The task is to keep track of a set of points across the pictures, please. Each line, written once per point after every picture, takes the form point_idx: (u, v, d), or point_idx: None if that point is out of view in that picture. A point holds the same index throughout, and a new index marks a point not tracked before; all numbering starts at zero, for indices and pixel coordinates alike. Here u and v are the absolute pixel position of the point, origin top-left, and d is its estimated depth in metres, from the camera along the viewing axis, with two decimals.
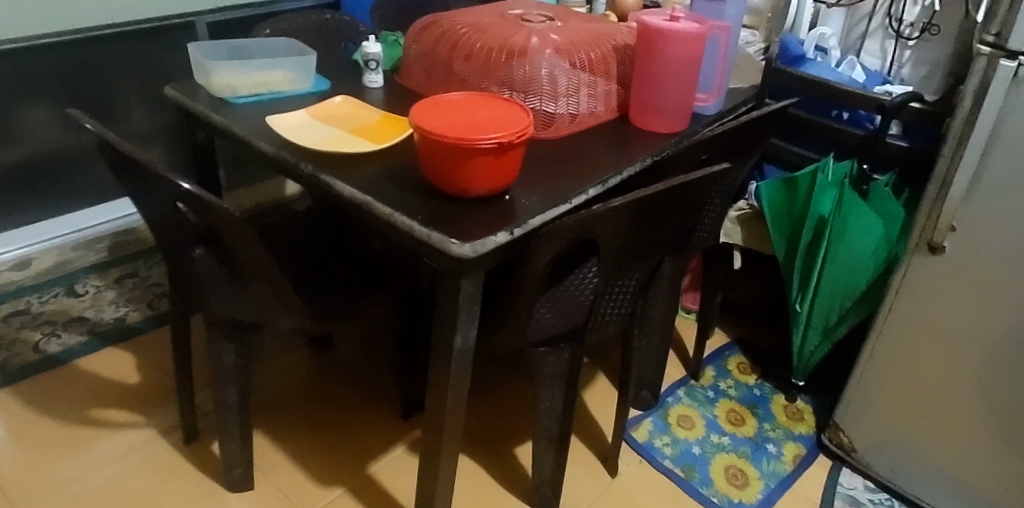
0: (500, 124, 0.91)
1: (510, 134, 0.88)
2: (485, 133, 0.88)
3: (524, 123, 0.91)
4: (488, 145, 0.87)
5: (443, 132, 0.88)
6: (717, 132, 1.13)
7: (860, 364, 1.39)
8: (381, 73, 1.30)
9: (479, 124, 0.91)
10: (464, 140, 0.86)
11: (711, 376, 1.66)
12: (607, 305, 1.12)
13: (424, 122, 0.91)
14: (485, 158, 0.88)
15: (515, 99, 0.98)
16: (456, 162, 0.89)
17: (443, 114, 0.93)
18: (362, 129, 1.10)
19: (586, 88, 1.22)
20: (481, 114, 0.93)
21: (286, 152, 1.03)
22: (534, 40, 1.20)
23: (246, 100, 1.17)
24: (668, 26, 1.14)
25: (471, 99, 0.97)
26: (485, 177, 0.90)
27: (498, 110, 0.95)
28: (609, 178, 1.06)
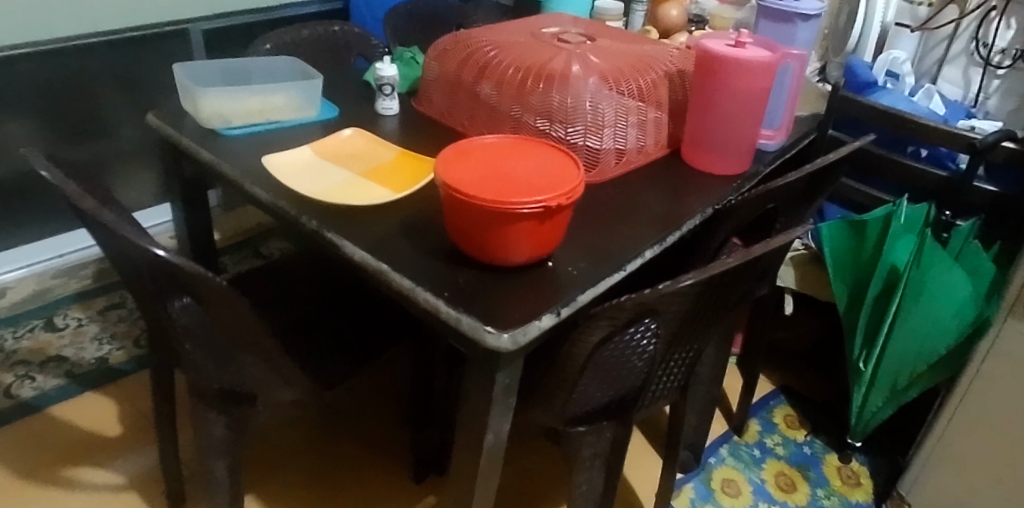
0: (545, 180, 0.74)
1: (559, 196, 0.71)
2: (529, 194, 0.72)
3: (573, 180, 0.75)
4: (531, 210, 0.70)
5: (476, 191, 0.72)
6: (790, 178, 0.97)
7: (933, 434, 1.22)
8: (396, 99, 1.13)
9: (520, 181, 0.74)
10: (503, 204, 0.70)
11: (756, 432, 1.49)
12: (659, 380, 0.95)
13: (453, 176, 0.74)
14: (526, 224, 0.72)
15: (561, 145, 0.82)
16: (491, 228, 0.72)
17: (475, 165, 0.77)
18: (376, 172, 0.94)
19: (634, 120, 1.06)
20: (521, 166, 0.77)
21: (286, 200, 0.86)
22: (574, 65, 1.04)
23: (240, 131, 1.02)
24: (734, 54, 0.97)
25: (508, 145, 0.81)
26: (525, 245, 0.74)
27: (540, 159, 0.79)
28: (667, 236, 0.89)
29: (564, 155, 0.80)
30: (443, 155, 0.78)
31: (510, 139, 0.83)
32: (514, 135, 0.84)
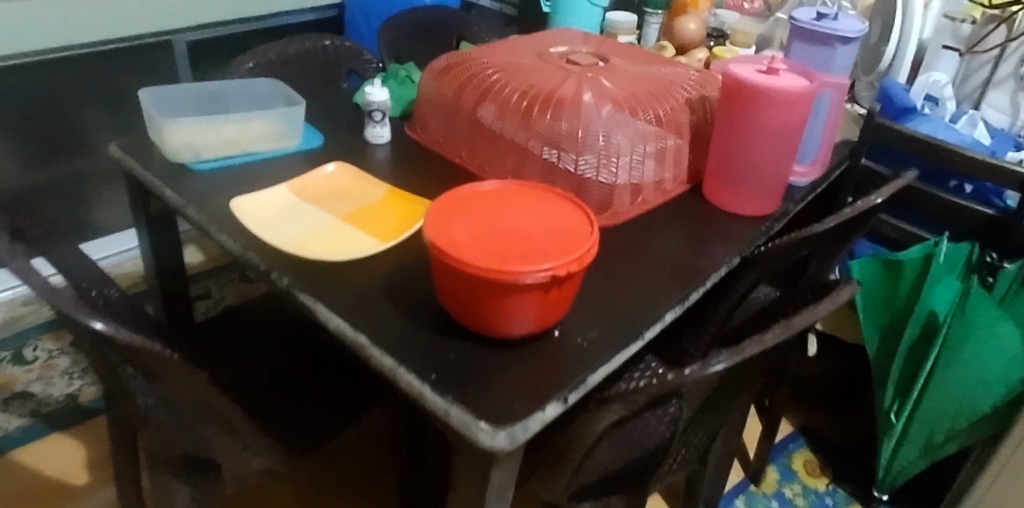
0: (553, 241, 0.63)
1: (570, 262, 0.60)
2: (535, 259, 0.61)
3: (587, 241, 0.64)
4: (536, 280, 0.59)
5: (472, 255, 0.61)
6: (827, 224, 0.85)
7: (972, 496, 1.11)
8: (387, 125, 1.02)
9: (524, 241, 0.63)
10: (504, 272, 0.59)
11: (774, 479, 1.37)
12: (677, 452, 0.84)
13: (445, 233, 0.63)
14: (530, 295, 0.61)
15: (572, 195, 0.71)
16: (488, 297, 0.61)
17: (470, 220, 0.66)
18: (361, 216, 0.83)
19: (652, 151, 0.95)
20: (526, 221, 0.66)
21: (256, 251, 0.75)
22: (586, 92, 0.93)
23: (213, 165, 0.91)
24: (766, 82, 0.86)
25: (509, 195, 0.70)
26: (528, 316, 0.63)
27: (548, 212, 0.68)
28: (691, 293, 0.78)
29: (576, 207, 0.69)
30: (434, 205, 0.67)
31: (514, 186, 0.72)
32: (518, 180, 0.73)
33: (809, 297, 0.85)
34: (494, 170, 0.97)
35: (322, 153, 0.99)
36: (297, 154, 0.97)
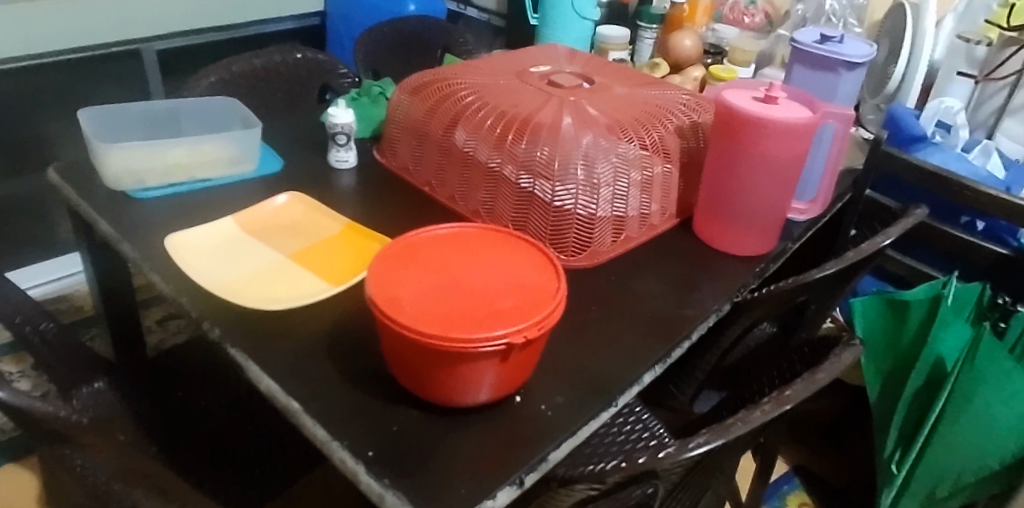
0: (511, 301, 0.56)
1: (528, 327, 0.53)
2: (488, 323, 0.53)
3: (550, 300, 0.56)
4: (487, 347, 0.52)
5: (417, 317, 0.53)
6: (826, 270, 0.77)
7: None
8: (353, 149, 0.95)
9: (479, 300, 0.56)
10: (450, 340, 0.51)
11: None
12: None
13: (390, 288, 0.56)
14: (481, 363, 0.53)
15: (540, 243, 0.63)
16: (434, 365, 0.54)
17: (420, 273, 0.58)
18: (311, 257, 0.75)
19: (639, 181, 0.86)
20: (485, 274, 0.59)
21: (190, 298, 0.68)
22: (566, 119, 0.85)
23: (158, 194, 0.84)
24: (762, 113, 0.78)
25: (467, 242, 0.63)
26: (481, 386, 0.56)
27: (511, 263, 0.60)
28: (674, 349, 0.71)
29: (544, 257, 0.62)
30: (382, 253, 0.60)
31: (477, 231, 0.65)
32: (482, 223, 0.66)
33: (805, 349, 0.78)
34: (466, 201, 0.89)
35: (281, 178, 0.91)
36: (251, 181, 0.90)
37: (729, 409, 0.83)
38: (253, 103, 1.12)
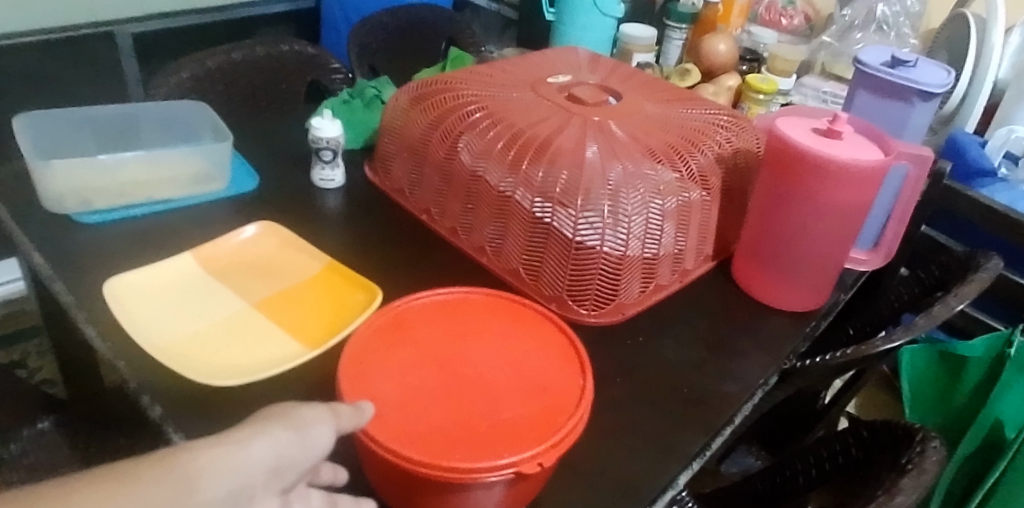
0: (523, 410, 0.45)
1: (543, 450, 0.41)
2: (492, 444, 0.42)
3: (572, 411, 0.45)
4: (489, 479, 0.40)
5: (399, 434, 0.42)
6: (890, 343, 0.65)
7: None
8: (340, 167, 0.82)
9: (481, 407, 0.45)
10: (441, 470, 0.39)
11: None
12: None
13: (367, 386, 0.45)
14: (482, 495, 0.41)
15: (561, 325, 0.52)
16: (420, 494, 0.42)
17: (413, 365, 0.47)
18: (282, 308, 0.63)
19: (674, 219, 0.73)
20: (488, 369, 0.48)
21: (132, 362, 0.56)
22: (590, 145, 0.72)
23: (108, 218, 0.72)
24: (824, 152, 0.66)
25: (472, 322, 0.52)
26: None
27: (521, 354, 0.50)
28: (712, 442, 0.59)
29: (562, 344, 0.51)
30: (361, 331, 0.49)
31: (480, 306, 0.54)
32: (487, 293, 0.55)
33: (863, 432, 0.66)
34: (469, 235, 0.77)
35: (254, 200, 0.78)
36: (220, 202, 0.77)
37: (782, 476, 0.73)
38: (231, 101, 0.99)
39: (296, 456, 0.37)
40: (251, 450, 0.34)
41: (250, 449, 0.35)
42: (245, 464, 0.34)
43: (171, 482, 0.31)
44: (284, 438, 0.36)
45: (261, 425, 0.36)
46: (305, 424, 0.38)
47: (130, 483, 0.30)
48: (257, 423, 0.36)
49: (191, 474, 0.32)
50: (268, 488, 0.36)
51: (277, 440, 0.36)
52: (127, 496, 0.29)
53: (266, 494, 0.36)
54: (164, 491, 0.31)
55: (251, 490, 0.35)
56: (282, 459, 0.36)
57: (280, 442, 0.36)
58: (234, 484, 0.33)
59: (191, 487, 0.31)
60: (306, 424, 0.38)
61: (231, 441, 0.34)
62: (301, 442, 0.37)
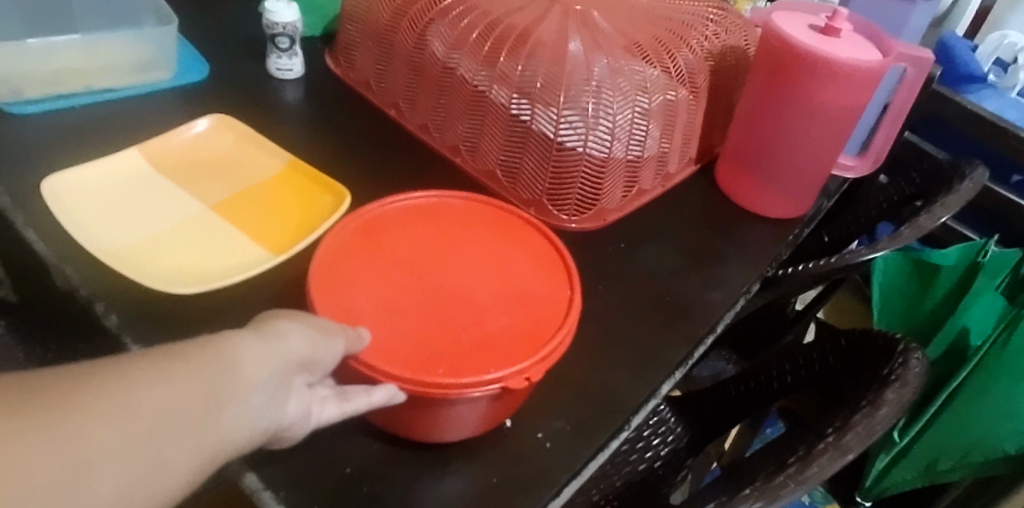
0: (507, 323, 0.45)
1: (529, 365, 0.42)
2: (477, 360, 0.42)
3: (557, 326, 0.45)
4: (473, 394, 0.40)
5: (380, 349, 0.42)
6: (875, 252, 0.64)
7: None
8: (299, 55, 0.75)
9: (464, 321, 0.45)
10: (425, 386, 0.39)
11: None
12: (659, 472, 0.73)
13: (343, 297, 0.44)
14: (466, 410, 0.42)
15: (548, 235, 0.52)
16: (400, 409, 0.42)
17: (395, 279, 0.47)
18: (240, 209, 0.58)
19: (661, 120, 0.69)
20: (470, 281, 0.48)
21: (79, 269, 0.52)
22: (573, 38, 0.66)
23: (39, 106, 0.65)
24: (823, 50, 0.62)
25: (456, 234, 0.51)
26: (459, 426, 0.43)
27: (504, 265, 0.49)
28: (695, 350, 0.58)
29: (545, 255, 0.51)
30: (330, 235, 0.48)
31: (459, 213, 0.53)
32: (465, 199, 0.54)
33: (841, 342, 0.67)
34: (442, 134, 0.72)
35: (206, 91, 0.72)
36: (169, 92, 0.71)
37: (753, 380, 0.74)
38: None
39: (328, 353, 0.37)
40: (285, 340, 0.36)
41: (283, 339, 0.36)
42: (279, 357, 0.36)
43: (215, 359, 0.33)
44: (314, 337, 0.37)
45: (297, 321, 0.38)
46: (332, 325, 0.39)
47: (179, 357, 0.32)
48: (288, 318, 0.38)
49: (233, 355, 0.34)
50: (302, 378, 0.38)
51: (309, 334, 0.37)
52: (176, 366, 0.32)
53: (300, 387, 0.37)
54: (209, 365, 0.33)
55: (285, 383, 0.36)
56: (315, 352, 0.37)
57: (311, 339, 0.37)
58: (272, 367, 0.35)
59: (233, 366, 0.34)
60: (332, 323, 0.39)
61: (269, 336, 0.36)
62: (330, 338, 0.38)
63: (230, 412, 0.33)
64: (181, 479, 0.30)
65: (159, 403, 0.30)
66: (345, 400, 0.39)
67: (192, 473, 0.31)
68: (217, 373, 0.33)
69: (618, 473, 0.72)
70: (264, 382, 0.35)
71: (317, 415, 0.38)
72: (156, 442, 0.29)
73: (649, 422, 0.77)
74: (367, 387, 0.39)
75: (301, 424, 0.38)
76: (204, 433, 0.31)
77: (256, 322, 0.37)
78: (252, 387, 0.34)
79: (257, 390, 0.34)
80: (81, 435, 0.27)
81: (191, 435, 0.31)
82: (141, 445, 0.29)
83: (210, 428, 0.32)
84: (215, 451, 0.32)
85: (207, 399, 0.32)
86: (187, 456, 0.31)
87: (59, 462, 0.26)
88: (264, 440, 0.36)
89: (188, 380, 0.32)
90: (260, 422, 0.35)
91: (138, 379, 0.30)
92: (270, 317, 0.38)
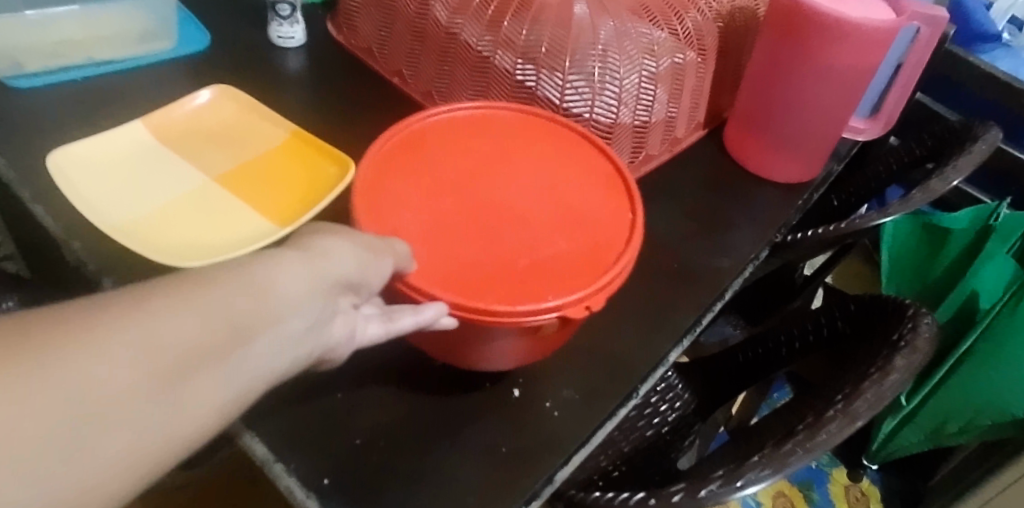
0: (563, 249, 0.46)
1: (588, 293, 0.42)
2: (535, 289, 0.43)
3: (618, 253, 0.45)
4: (532, 322, 0.41)
5: (436, 278, 0.43)
6: (885, 217, 0.63)
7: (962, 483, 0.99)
8: (300, 23, 0.74)
9: (521, 248, 0.45)
10: (480, 311, 0.40)
11: (769, 496, 1.10)
12: (665, 438, 0.74)
13: (396, 219, 0.45)
14: (506, 340, 0.43)
15: (602, 154, 0.53)
16: (459, 335, 0.43)
17: (454, 203, 0.47)
18: (245, 180, 0.58)
19: (668, 83, 0.68)
20: (527, 207, 0.49)
21: (88, 244, 0.52)
22: (579, 1, 0.64)
23: (50, 80, 0.64)
24: (834, 11, 0.60)
25: (510, 156, 0.52)
26: (499, 354, 0.45)
27: (559, 190, 0.50)
28: (705, 315, 0.58)
29: (607, 177, 0.52)
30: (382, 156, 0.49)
31: (515, 131, 0.54)
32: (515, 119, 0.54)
33: (850, 307, 0.67)
34: (446, 100, 0.70)
35: (207, 62, 0.71)
36: (171, 62, 0.70)
37: (761, 345, 0.74)
38: None
39: (372, 272, 0.38)
40: (327, 260, 0.36)
41: (327, 257, 0.37)
42: (321, 276, 0.36)
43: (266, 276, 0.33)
44: (356, 259, 0.37)
45: (338, 240, 0.38)
46: (374, 246, 0.39)
47: (229, 274, 0.32)
48: (329, 237, 0.38)
49: (274, 274, 0.34)
50: (345, 298, 0.38)
51: (352, 252, 0.38)
52: (227, 283, 0.32)
53: (343, 307, 0.37)
54: (259, 281, 0.33)
55: (328, 302, 0.36)
56: (357, 273, 0.37)
57: (353, 260, 0.37)
58: (316, 286, 0.35)
59: (285, 283, 0.34)
60: (377, 243, 0.39)
61: (310, 257, 0.36)
62: (373, 259, 0.39)
63: (286, 329, 0.33)
64: (245, 395, 0.31)
65: (218, 318, 0.30)
66: (390, 320, 0.39)
67: (239, 389, 0.31)
68: (258, 290, 0.33)
69: (625, 438, 0.73)
70: (313, 301, 0.35)
71: (365, 333, 0.39)
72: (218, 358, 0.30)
73: (657, 388, 0.77)
74: (414, 306, 0.40)
75: (349, 344, 0.38)
76: (263, 349, 0.32)
77: (298, 241, 0.37)
78: (295, 306, 0.34)
79: (307, 308, 0.34)
80: (138, 343, 0.27)
81: (251, 350, 0.31)
82: (202, 360, 0.29)
83: (265, 342, 0.32)
84: (275, 367, 0.33)
85: (262, 315, 0.32)
86: (247, 372, 0.31)
87: (117, 368, 0.26)
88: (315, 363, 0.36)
89: (231, 294, 0.31)
90: (306, 342, 0.34)
91: (193, 296, 0.30)
92: (311, 236, 0.38)
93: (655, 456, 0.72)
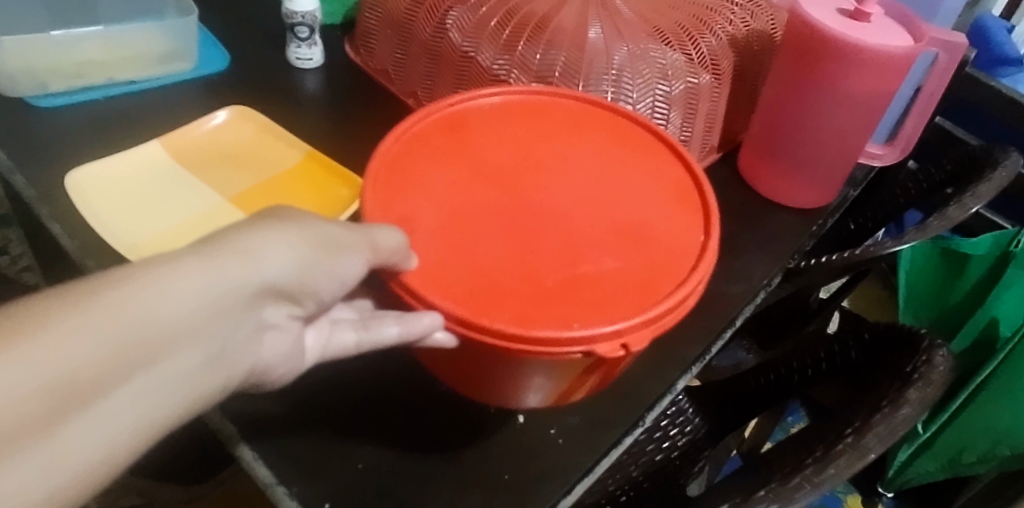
0: (607, 267, 0.44)
1: (629, 328, 0.40)
2: (565, 310, 0.41)
3: (677, 283, 0.44)
4: (558, 350, 0.39)
5: (443, 281, 0.42)
6: (900, 245, 0.62)
7: None
8: (318, 44, 0.75)
9: (559, 261, 0.44)
10: (482, 330, 0.39)
11: None
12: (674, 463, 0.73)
13: (399, 205, 0.45)
14: (522, 373, 0.42)
15: (668, 172, 0.52)
16: (471, 355, 0.42)
17: (497, 209, 0.46)
18: (255, 201, 0.59)
19: (681, 107, 0.67)
20: (570, 207, 0.48)
21: (101, 263, 0.53)
22: (593, 25, 0.65)
23: (71, 100, 0.66)
24: (849, 36, 0.60)
25: (568, 160, 0.51)
26: (534, 389, 0.45)
27: (611, 198, 0.49)
28: (717, 340, 0.58)
29: (678, 192, 0.50)
30: (417, 134, 0.50)
31: (585, 135, 0.53)
32: (583, 121, 0.54)
33: (864, 335, 0.66)
34: None
35: (224, 83, 0.72)
36: (189, 84, 0.71)
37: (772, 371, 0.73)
38: None
39: (312, 274, 0.37)
40: (257, 262, 0.34)
41: (246, 261, 0.34)
42: (248, 278, 0.34)
43: (160, 293, 0.30)
44: (295, 261, 0.36)
45: (273, 231, 0.36)
46: (325, 243, 0.38)
47: (121, 291, 0.29)
48: (254, 230, 0.35)
49: (188, 279, 0.31)
50: (274, 300, 0.36)
51: (286, 251, 0.36)
52: (106, 311, 0.28)
53: (270, 307, 0.36)
54: (150, 303, 0.30)
55: (250, 305, 0.35)
56: (294, 276, 0.36)
57: (288, 260, 0.36)
58: (235, 294, 0.33)
59: (184, 299, 0.31)
60: (334, 244, 0.38)
61: (237, 252, 0.34)
62: (318, 258, 0.37)
63: (187, 355, 0.31)
64: (134, 434, 0.29)
65: (95, 356, 0.27)
66: (365, 329, 0.41)
67: (142, 419, 0.29)
68: (166, 305, 0.30)
69: (634, 465, 0.72)
70: (221, 319, 0.33)
71: (336, 340, 0.42)
72: (96, 401, 0.27)
73: (667, 412, 0.77)
74: (398, 315, 0.40)
75: (281, 347, 0.38)
76: (157, 381, 0.30)
77: (215, 236, 0.34)
78: (208, 319, 0.32)
79: (213, 328, 0.33)
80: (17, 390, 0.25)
81: (140, 384, 0.29)
82: (79, 401, 0.27)
83: (174, 364, 0.31)
84: (175, 398, 0.31)
85: (154, 344, 0.30)
86: (135, 410, 0.29)
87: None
88: (242, 379, 0.36)
89: (129, 316, 0.29)
90: (219, 355, 0.33)
91: (59, 332, 0.27)
92: (232, 227, 0.35)
93: (664, 483, 0.72)
